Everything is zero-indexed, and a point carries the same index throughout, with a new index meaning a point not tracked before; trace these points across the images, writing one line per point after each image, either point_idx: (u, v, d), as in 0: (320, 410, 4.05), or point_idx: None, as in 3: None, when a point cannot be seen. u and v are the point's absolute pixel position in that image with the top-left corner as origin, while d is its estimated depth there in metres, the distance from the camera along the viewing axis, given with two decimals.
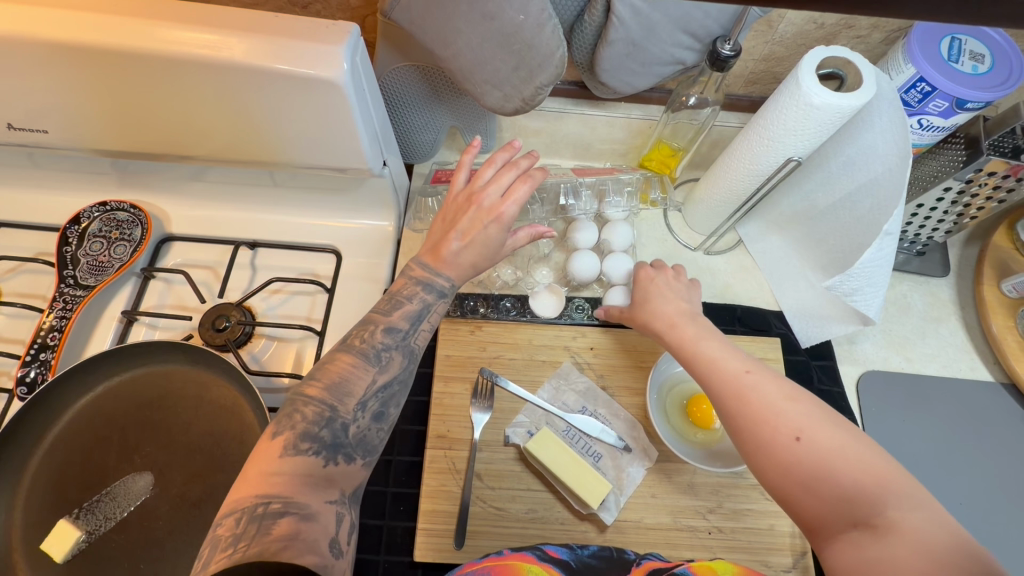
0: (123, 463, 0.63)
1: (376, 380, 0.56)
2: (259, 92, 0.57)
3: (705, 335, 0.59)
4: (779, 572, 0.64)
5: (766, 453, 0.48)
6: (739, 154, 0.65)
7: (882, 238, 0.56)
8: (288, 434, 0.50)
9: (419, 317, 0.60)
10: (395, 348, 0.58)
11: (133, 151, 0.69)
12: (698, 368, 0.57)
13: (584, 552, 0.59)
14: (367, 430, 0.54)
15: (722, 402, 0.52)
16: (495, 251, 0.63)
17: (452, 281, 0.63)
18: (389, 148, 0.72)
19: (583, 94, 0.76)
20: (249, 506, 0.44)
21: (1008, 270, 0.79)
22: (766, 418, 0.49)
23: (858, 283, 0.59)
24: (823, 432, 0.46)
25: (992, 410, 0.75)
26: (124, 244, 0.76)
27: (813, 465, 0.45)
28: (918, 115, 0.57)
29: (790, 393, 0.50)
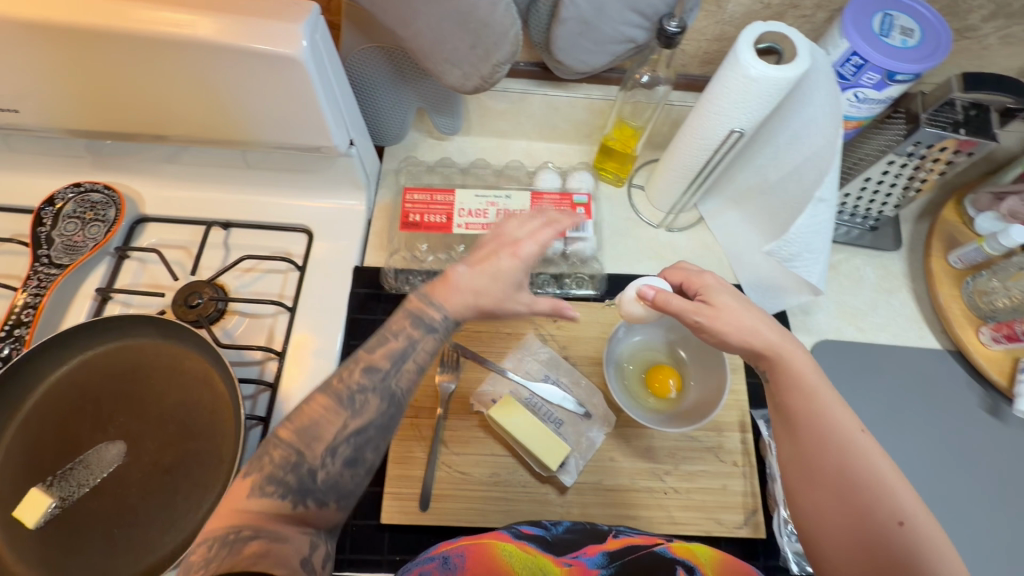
0: (97, 433, 0.65)
1: (346, 426, 0.53)
2: (225, 71, 0.59)
3: (819, 374, 0.57)
4: (731, 529, 0.67)
5: (853, 518, 0.49)
6: (689, 130, 0.68)
7: (816, 205, 0.60)
8: (255, 475, 0.50)
9: (404, 356, 0.56)
10: (371, 390, 0.54)
11: (108, 131, 0.70)
12: (806, 411, 0.55)
13: (559, 527, 0.61)
14: (338, 476, 0.52)
15: (825, 453, 0.52)
16: (507, 292, 0.57)
17: (446, 318, 0.57)
18: (356, 127, 0.74)
19: (545, 76, 0.79)
20: (222, 534, 0.46)
21: (955, 242, 0.82)
22: (873, 489, 0.49)
23: (798, 249, 0.61)
24: (925, 522, 0.47)
25: (939, 376, 0.78)
26: (98, 224, 0.78)
27: (903, 550, 0.46)
28: (854, 88, 0.60)
29: (899, 474, 0.50)
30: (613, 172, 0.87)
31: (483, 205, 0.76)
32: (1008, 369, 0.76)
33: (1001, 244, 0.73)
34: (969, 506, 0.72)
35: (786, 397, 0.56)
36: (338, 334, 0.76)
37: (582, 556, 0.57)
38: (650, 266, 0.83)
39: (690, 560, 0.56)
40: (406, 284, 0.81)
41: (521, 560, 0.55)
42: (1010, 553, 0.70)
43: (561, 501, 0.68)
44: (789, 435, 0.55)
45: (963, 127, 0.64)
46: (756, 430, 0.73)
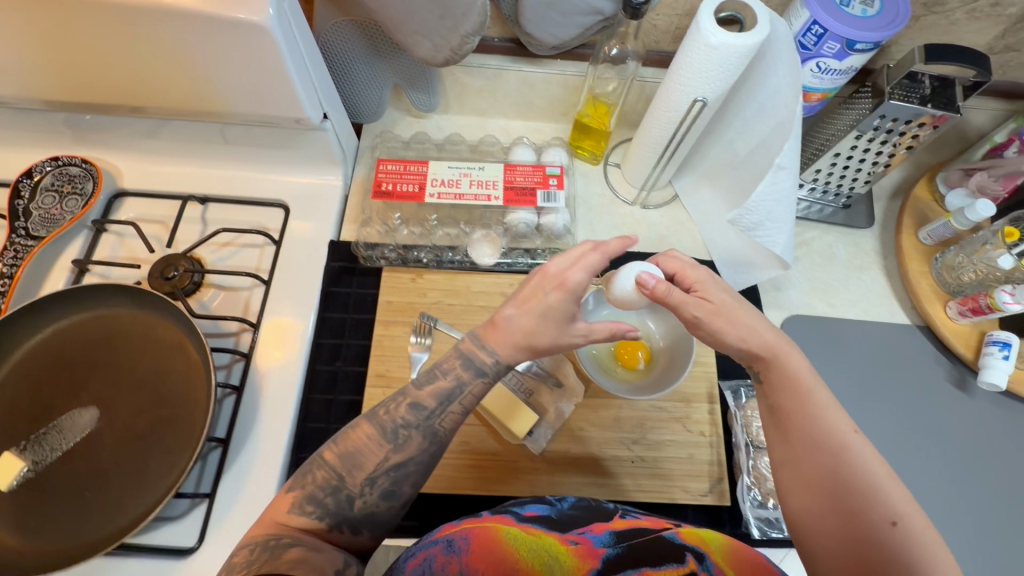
0: (71, 399, 0.66)
1: (389, 459, 0.54)
2: (194, 40, 0.59)
3: (815, 376, 0.56)
4: (696, 496, 0.68)
5: (846, 519, 0.48)
6: (657, 101, 0.69)
7: (777, 172, 0.61)
8: (297, 493, 0.52)
9: (451, 397, 0.56)
10: (414, 427, 0.55)
11: (86, 102, 0.71)
12: (801, 413, 0.54)
13: (564, 504, 0.57)
14: (375, 505, 0.53)
15: (818, 455, 0.51)
16: (559, 330, 0.56)
17: (496, 359, 0.57)
18: (330, 100, 0.74)
19: (519, 52, 0.79)
20: (263, 540, 0.48)
21: (924, 218, 0.83)
22: (865, 490, 0.49)
23: (759, 217, 0.63)
24: (917, 522, 0.47)
25: (907, 351, 0.79)
26: (76, 197, 0.79)
27: (896, 551, 0.46)
28: (815, 58, 0.61)
29: (891, 475, 0.50)
30: (590, 151, 0.87)
31: (457, 176, 0.78)
32: (975, 343, 0.77)
33: (968, 218, 0.74)
34: (933, 477, 0.73)
35: (780, 399, 0.55)
36: (312, 307, 0.77)
37: (588, 532, 0.54)
38: None
39: (701, 546, 0.52)
40: (380, 256, 0.81)
41: (524, 543, 0.51)
42: (972, 523, 0.71)
43: (529, 468, 0.69)
44: (781, 437, 0.55)
45: (930, 100, 0.64)
46: (723, 400, 0.74)
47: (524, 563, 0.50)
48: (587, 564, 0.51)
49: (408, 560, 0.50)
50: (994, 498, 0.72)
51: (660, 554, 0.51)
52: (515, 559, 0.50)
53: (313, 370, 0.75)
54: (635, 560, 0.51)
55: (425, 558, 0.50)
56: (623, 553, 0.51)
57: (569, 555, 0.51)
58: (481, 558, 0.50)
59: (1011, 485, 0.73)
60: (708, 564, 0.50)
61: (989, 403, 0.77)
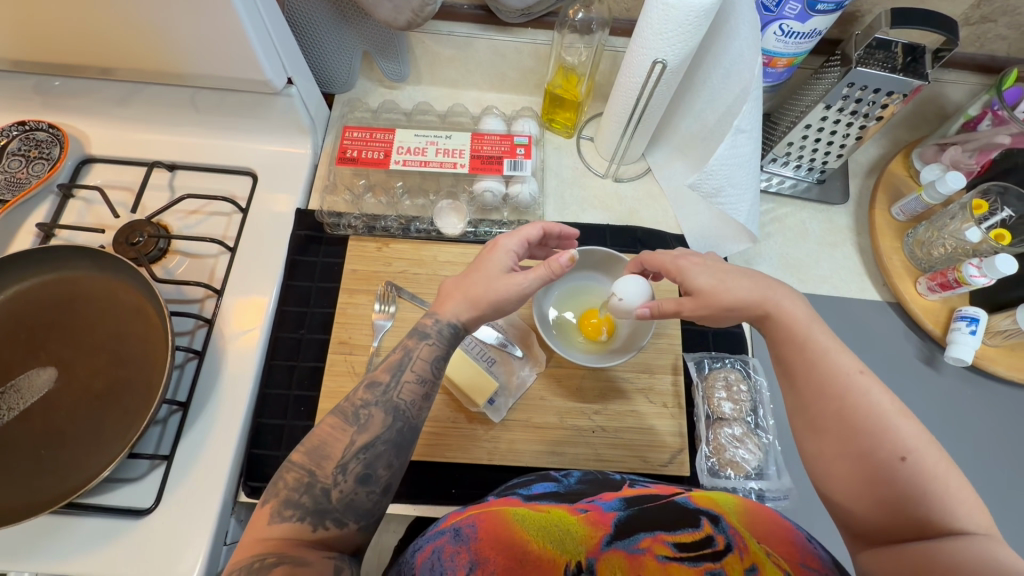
0: (29, 359, 0.66)
1: (354, 441, 0.51)
2: (148, 4, 0.57)
3: (816, 323, 0.53)
4: (656, 467, 0.68)
5: (852, 459, 0.45)
6: (624, 68, 0.69)
7: (736, 135, 0.62)
8: (272, 502, 0.48)
9: (401, 366, 0.56)
10: (374, 404, 0.53)
11: (50, 62, 0.70)
12: (802, 360, 0.51)
13: (571, 481, 0.58)
14: (353, 493, 0.49)
15: (823, 397, 0.48)
16: (494, 283, 0.57)
17: (444, 323, 0.58)
18: (295, 65, 0.73)
19: (490, 20, 0.79)
20: (246, 564, 0.43)
21: (897, 194, 0.83)
22: (870, 425, 0.45)
23: (719, 182, 0.65)
24: (932, 455, 0.43)
25: (878, 327, 0.79)
26: (43, 162, 0.78)
27: (909, 487, 0.42)
28: (778, 20, 0.61)
29: (903, 410, 0.46)
30: (563, 124, 0.87)
31: (424, 144, 0.80)
32: (943, 320, 0.76)
33: (939, 192, 0.74)
34: None
35: (782, 347, 0.53)
36: (278, 275, 0.76)
37: (598, 500, 0.52)
38: (595, 215, 0.84)
39: (715, 509, 0.48)
40: (345, 225, 0.83)
41: (535, 521, 0.48)
42: None
43: (489, 436, 0.69)
44: (789, 387, 0.52)
45: (901, 71, 0.62)
46: (687, 372, 0.74)
47: (537, 545, 0.45)
48: (598, 530, 0.47)
49: (418, 554, 0.46)
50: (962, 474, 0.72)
51: (672, 518, 0.47)
52: (526, 541, 0.45)
53: (277, 337, 0.75)
54: (646, 523, 0.47)
55: (432, 550, 0.45)
56: (633, 515, 0.49)
57: (578, 521, 0.48)
58: (490, 544, 0.45)
59: (978, 461, 0.72)
60: (724, 526, 0.46)
61: (957, 379, 0.76)
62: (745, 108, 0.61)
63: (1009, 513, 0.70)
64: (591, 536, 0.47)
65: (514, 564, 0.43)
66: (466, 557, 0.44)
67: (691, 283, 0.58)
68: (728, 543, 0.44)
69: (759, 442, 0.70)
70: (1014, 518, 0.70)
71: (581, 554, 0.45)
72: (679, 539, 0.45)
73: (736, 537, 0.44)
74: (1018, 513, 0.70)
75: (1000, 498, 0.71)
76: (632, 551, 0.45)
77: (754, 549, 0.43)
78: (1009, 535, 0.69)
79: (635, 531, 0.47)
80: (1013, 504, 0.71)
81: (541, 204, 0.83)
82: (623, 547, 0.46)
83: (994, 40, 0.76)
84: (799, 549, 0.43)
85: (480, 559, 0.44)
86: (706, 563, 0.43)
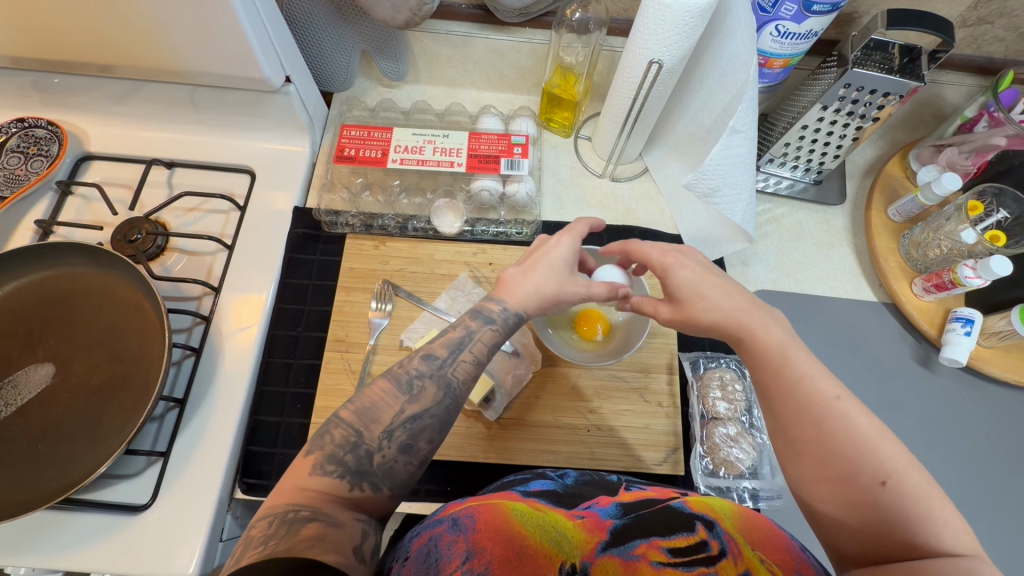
0: (26, 355, 0.66)
1: (404, 411, 0.51)
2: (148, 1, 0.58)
3: (790, 348, 0.52)
4: (651, 466, 0.68)
5: (834, 484, 0.44)
6: (621, 67, 0.69)
7: (731, 135, 0.62)
8: (316, 454, 0.47)
9: (461, 344, 0.55)
10: (428, 376, 0.53)
11: (50, 60, 0.70)
12: (777, 385, 0.51)
13: (568, 480, 0.59)
14: (394, 461, 0.49)
15: (802, 422, 0.48)
16: (563, 282, 0.60)
17: (504, 308, 0.58)
18: (293, 63, 0.73)
19: (487, 19, 0.79)
20: (282, 511, 0.42)
21: (894, 194, 0.83)
22: (850, 450, 0.44)
23: (716, 182, 0.65)
24: (914, 477, 0.42)
25: (874, 328, 0.79)
26: (41, 159, 0.79)
27: (891, 511, 0.41)
28: (774, 21, 0.61)
29: (882, 431, 0.45)
30: (561, 124, 0.88)
31: (421, 143, 0.80)
32: (938, 320, 0.76)
33: (935, 193, 0.75)
34: None
35: (760, 373, 0.52)
36: (274, 273, 0.76)
37: (594, 507, 0.52)
38: (592, 215, 0.84)
39: (711, 516, 0.48)
40: (343, 223, 0.83)
41: (533, 518, 0.48)
42: None
43: (484, 434, 0.69)
44: (768, 409, 0.51)
45: (899, 73, 0.62)
46: (682, 372, 0.75)
47: (533, 539, 0.46)
48: (593, 535, 0.47)
49: (415, 540, 0.46)
50: (958, 475, 0.72)
51: (666, 522, 0.48)
52: (524, 535, 0.45)
53: (274, 335, 0.75)
54: (641, 529, 0.48)
55: (430, 537, 0.46)
56: (629, 524, 0.49)
57: (574, 527, 0.48)
58: (488, 534, 0.45)
59: (972, 462, 0.73)
60: (718, 531, 0.46)
61: (952, 380, 0.77)
62: (741, 109, 0.61)
63: (1003, 513, 0.70)
64: (587, 541, 0.47)
65: (510, 556, 0.43)
66: (463, 547, 0.44)
67: (673, 281, 0.58)
68: (722, 549, 0.44)
69: (753, 442, 0.71)
70: (1009, 519, 0.70)
71: (576, 556, 0.45)
72: (673, 544, 0.45)
73: (730, 542, 0.45)
74: (1013, 513, 0.71)
75: (995, 499, 0.71)
76: (627, 557, 0.45)
77: (748, 555, 0.44)
78: (1002, 535, 0.70)
79: (631, 538, 0.47)
80: (1006, 504, 0.71)
81: (538, 204, 0.84)
82: (618, 554, 0.46)
83: (991, 42, 0.76)
84: (794, 557, 0.44)
85: (477, 548, 0.44)
86: (700, 567, 0.43)
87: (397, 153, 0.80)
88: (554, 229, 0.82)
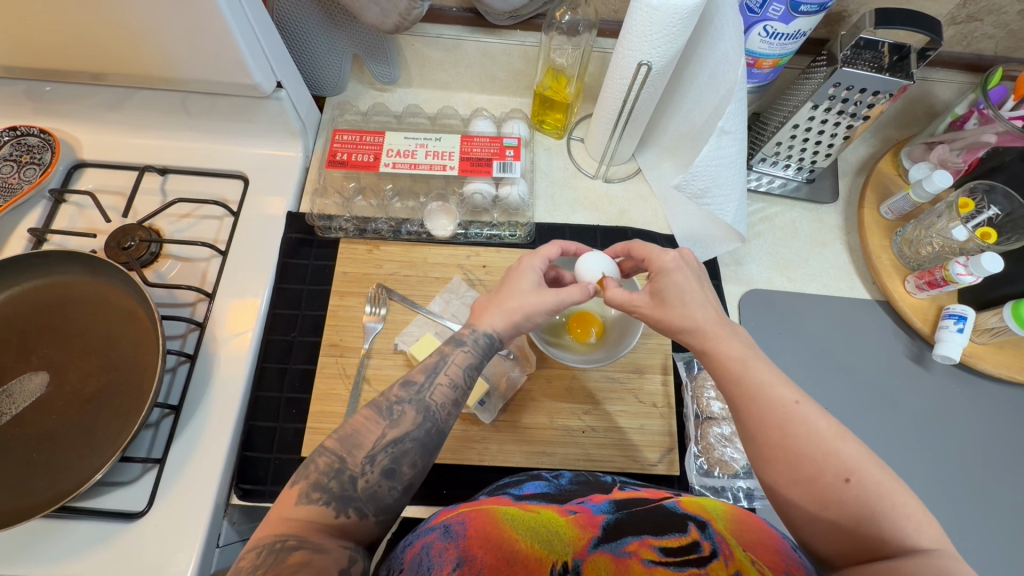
0: (20, 364, 0.66)
1: (385, 435, 0.51)
2: (137, 7, 0.57)
3: (751, 359, 0.53)
4: (646, 466, 0.68)
5: (802, 488, 0.45)
6: (611, 68, 0.69)
7: (720, 137, 0.63)
8: (302, 483, 0.48)
9: (436, 369, 0.56)
10: (408, 401, 0.54)
11: (42, 68, 0.70)
12: (740, 393, 0.51)
13: (563, 481, 0.59)
14: (377, 485, 0.49)
15: (765, 429, 0.48)
16: (526, 295, 0.60)
17: (482, 333, 0.59)
18: (285, 68, 0.73)
19: (478, 22, 0.79)
20: (269, 542, 0.43)
21: (887, 192, 0.83)
22: (811, 452, 0.45)
23: (706, 183, 0.65)
24: (875, 473, 0.43)
25: (867, 325, 0.79)
26: (34, 167, 0.78)
27: (858, 509, 0.42)
28: (762, 22, 0.61)
29: (841, 432, 0.46)
30: (554, 126, 0.88)
31: (413, 147, 0.81)
32: (932, 317, 0.77)
33: (926, 190, 0.75)
34: (890, 450, 0.72)
35: (725, 386, 0.53)
36: (268, 278, 0.76)
37: (587, 503, 0.53)
38: (586, 216, 0.84)
39: (703, 515, 0.48)
40: (336, 227, 0.83)
41: (525, 522, 0.48)
42: (929, 496, 0.70)
43: (480, 437, 0.69)
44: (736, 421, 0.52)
45: (889, 71, 0.62)
46: (676, 372, 0.75)
47: (523, 542, 0.46)
48: (586, 531, 0.48)
49: (408, 550, 0.47)
50: (953, 472, 0.72)
51: (660, 522, 0.48)
52: (514, 539, 0.46)
53: (269, 340, 0.76)
54: (635, 527, 0.48)
55: (421, 546, 0.46)
56: (620, 520, 0.49)
57: (566, 523, 0.49)
58: (478, 542, 0.45)
59: (968, 459, 0.73)
60: (710, 531, 0.46)
61: (946, 377, 0.77)
62: (730, 110, 0.62)
63: (999, 509, 0.71)
64: (580, 537, 0.47)
65: (501, 563, 0.43)
66: (453, 553, 0.44)
67: (666, 280, 0.58)
68: (714, 550, 0.44)
69: None
70: (1005, 515, 0.70)
71: (568, 553, 0.46)
72: (666, 544, 0.45)
73: (722, 543, 0.45)
74: (1008, 509, 0.71)
75: (991, 496, 0.71)
76: (619, 554, 0.45)
77: (739, 556, 0.43)
78: (998, 531, 0.70)
79: (623, 534, 0.47)
80: (1002, 501, 0.71)
81: (531, 206, 0.84)
82: (610, 550, 0.46)
83: (981, 39, 0.76)
84: (785, 558, 0.43)
85: (467, 556, 0.44)
86: (691, 568, 0.43)
87: (389, 157, 0.80)
88: (547, 231, 0.83)
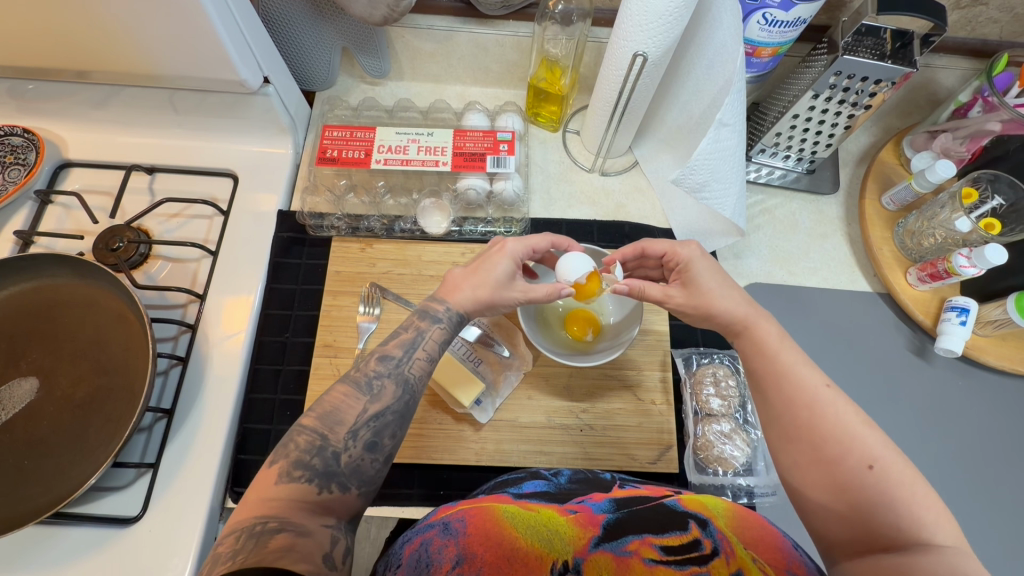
0: (9, 369, 0.65)
1: (367, 409, 0.51)
2: (119, 9, 0.56)
3: (789, 342, 0.53)
4: (644, 464, 0.68)
5: (822, 470, 0.44)
6: (608, 57, 0.67)
7: (718, 130, 0.61)
8: (282, 462, 0.47)
9: (414, 344, 0.56)
10: (386, 375, 0.54)
11: (23, 66, 0.68)
12: (768, 371, 0.51)
13: (562, 479, 0.58)
14: (360, 459, 0.49)
15: (792, 408, 0.48)
16: (500, 284, 0.60)
17: (453, 310, 0.59)
18: (271, 63, 0.71)
19: (469, 13, 0.78)
20: (249, 526, 0.41)
21: (889, 183, 0.82)
22: (838, 434, 0.45)
23: (704, 177, 0.64)
24: (900, 464, 0.43)
25: (869, 318, 0.78)
26: (19, 167, 0.77)
27: (877, 495, 0.41)
28: (761, 9, 0.59)
29: (868, 420, 0.46)
30: (549, 118, 0.86)
31: (404, 142, 0.79)
32: (933, 310, 0.75)
33: (929, 180, 0.73)
34: None
35: (752, 362, 0.53)
36: (260, 278, 0.75)
37: (587, 501, 0.52)
38: (582, 211, 0.83)
39: (704, 513, 0.47)
40: (328, 225, 0.82)
41: (528, 521, 0.47)
42: None
43: (476, 437, 0.68)
44: (761, 398, 0.51)
45: (891, 59, 0.60)
46: (675, 369, 0.74)
47: (525, 541, 0.45)
48: (587, 531, 0.47)
49: (407, 545, 0.46)
50: (955, 466, 0.71)
51: (662, 520, 0.47)
52: (515, 538, 0.45)
53: (262, 342, 0.74)
54: (635, 525, 0.47)
55: (421, 542, 0.45)
56: (622, 519, 0.48)
57: (567, 523, 0.48)
58: (480, 540, 0.44)
59: (969, 452, 0.72)
60: (711, 529, 0.45)
61: (947, 370, 0.76)
62: (728, 101, 0.60)
63: (999, 503, 0.70)
64: (580, 537, 0.46)
65: (501, 560, 0.43)
66: (454, 551, 0.43)
67: (694, 271, 0.58)
68: (714, 547, 0.44)
69: (747, 438, 0.70)
70: (1006, 508, 0.70)
71: (568, 553, 0.45)
72: (667, 543, 0.45)
73: (723, 541, 0.44)
74: (1010, 502, 0.70)
75: (993, 489, 0.71)
76: (620, 553, 0.45)
77: (740, 553, 0.43)
78: (999, 525, 0.69)
79: (624, 533, 0.46)
80: (1002, 494, 0.70)
81: (526, 201, 0.82)
82: (610, 549, 0.45)
83: (986, 24, 0.74)
84: (786, 555, 0.43)
85: (468, 554, 0.43)
86: (693, 566, 0.43)
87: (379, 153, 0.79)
88: (543, 227, 0.81)
